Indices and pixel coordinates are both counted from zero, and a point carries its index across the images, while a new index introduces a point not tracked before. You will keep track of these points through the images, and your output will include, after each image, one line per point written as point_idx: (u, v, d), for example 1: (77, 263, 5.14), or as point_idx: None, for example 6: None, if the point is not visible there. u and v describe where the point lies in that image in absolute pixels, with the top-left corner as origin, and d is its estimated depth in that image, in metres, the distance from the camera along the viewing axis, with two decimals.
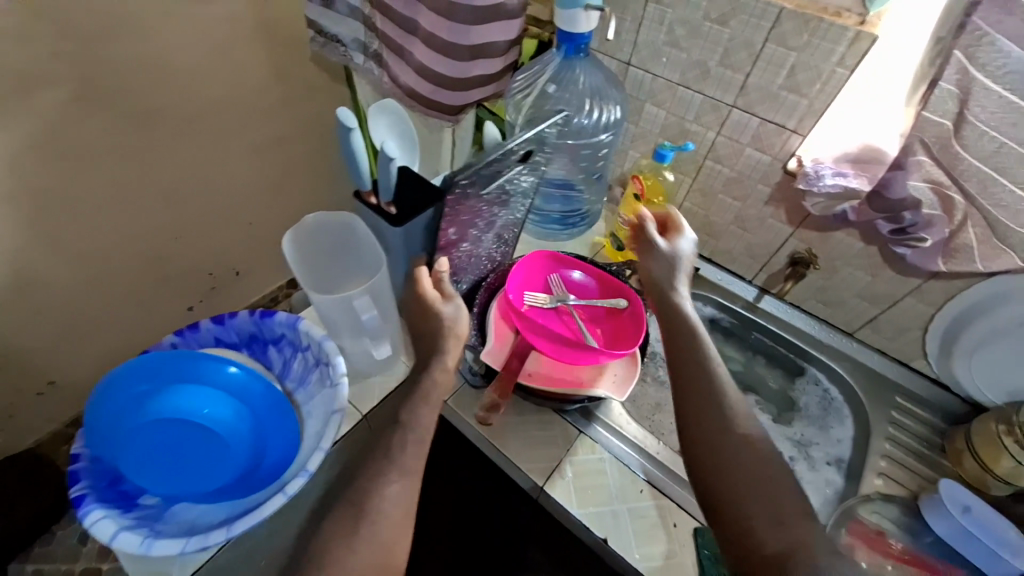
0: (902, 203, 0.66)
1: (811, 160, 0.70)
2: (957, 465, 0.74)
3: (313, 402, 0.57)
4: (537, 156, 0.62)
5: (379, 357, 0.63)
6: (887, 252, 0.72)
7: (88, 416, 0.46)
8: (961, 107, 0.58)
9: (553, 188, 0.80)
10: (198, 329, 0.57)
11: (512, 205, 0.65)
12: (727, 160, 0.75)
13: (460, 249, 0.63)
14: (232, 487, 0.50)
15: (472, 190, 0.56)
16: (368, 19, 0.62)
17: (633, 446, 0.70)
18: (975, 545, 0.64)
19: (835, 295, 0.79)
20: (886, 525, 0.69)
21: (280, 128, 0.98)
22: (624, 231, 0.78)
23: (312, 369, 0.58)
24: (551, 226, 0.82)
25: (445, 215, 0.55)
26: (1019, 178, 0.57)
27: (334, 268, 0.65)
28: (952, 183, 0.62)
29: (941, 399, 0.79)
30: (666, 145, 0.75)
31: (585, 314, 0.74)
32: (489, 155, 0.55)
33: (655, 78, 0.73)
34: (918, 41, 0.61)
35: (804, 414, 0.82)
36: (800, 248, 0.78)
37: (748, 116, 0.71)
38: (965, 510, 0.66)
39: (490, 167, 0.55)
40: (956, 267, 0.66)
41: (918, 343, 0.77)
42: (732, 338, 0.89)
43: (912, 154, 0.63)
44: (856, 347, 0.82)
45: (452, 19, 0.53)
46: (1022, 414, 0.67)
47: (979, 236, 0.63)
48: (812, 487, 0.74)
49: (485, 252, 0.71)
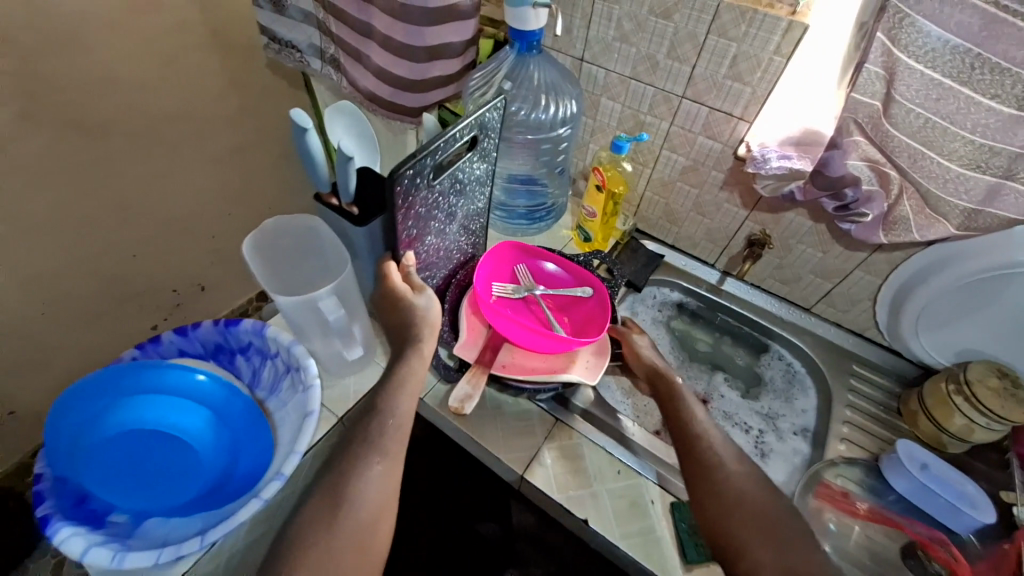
0: (842, 180, 0.67)
1: (757, 146, 0.73)
2: (913, 426, 0.78)
3: (285, 409, 0.63)
4: (483, 142, 0.63)
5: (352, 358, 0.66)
6: (835, 229, 0.76)
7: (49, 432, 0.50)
8: (888, 87, 0.59)
9: (518, 183, 0.91)
10: (160, 342, 0.62)
11: (469, 194, 0.68)
12: (681, 149, 0.82)
13: (425, 242, 0.65)
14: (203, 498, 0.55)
15: (419, 180, 0.56)
16: (322, 23, 0.95)
17: (603, 429, 0.73)
18: (935, 498, 0.67)
19: (792, 272, 0.85)
20: (850, 487, 0.72)
21: (261, 123, 1.26)
22: (588, 224, 0.89)
23: (285, 371, 0.64)
24: (519, 222, 0.93)
25: (399, 210, 0.55)
26: (945, 151, 0.58)
27: (297, 270, 0.67)
28: (887, 160, 0.64)
29: (896, 364, 0.84)
30: (623, 137, 0.78)
31: (552, 303, 0.78)
32: (431, 142, 0.55)
33: (608, 73, 0.81)
34: (838, 31, 0.63)
35: (770, 387, 0.86)
36: (755, 229, 0.84)
37: (697, 106, 0.76)
38: (921, 466, 0.69)
39: (434, 153, 0.55)
40: (896, 238, 0.69)
41: (869, 313, 0.82)
42: (699, 321, 0.94)
43: (848, 134, 0.64)
44: (814, 322, 0.88)
45: (404, 22, 0.79)
46: (969, 372, 0.71)
47: (914, 208, 0.65)
48: (782, 457, 0.78)
49: (454, 244, 0.74)
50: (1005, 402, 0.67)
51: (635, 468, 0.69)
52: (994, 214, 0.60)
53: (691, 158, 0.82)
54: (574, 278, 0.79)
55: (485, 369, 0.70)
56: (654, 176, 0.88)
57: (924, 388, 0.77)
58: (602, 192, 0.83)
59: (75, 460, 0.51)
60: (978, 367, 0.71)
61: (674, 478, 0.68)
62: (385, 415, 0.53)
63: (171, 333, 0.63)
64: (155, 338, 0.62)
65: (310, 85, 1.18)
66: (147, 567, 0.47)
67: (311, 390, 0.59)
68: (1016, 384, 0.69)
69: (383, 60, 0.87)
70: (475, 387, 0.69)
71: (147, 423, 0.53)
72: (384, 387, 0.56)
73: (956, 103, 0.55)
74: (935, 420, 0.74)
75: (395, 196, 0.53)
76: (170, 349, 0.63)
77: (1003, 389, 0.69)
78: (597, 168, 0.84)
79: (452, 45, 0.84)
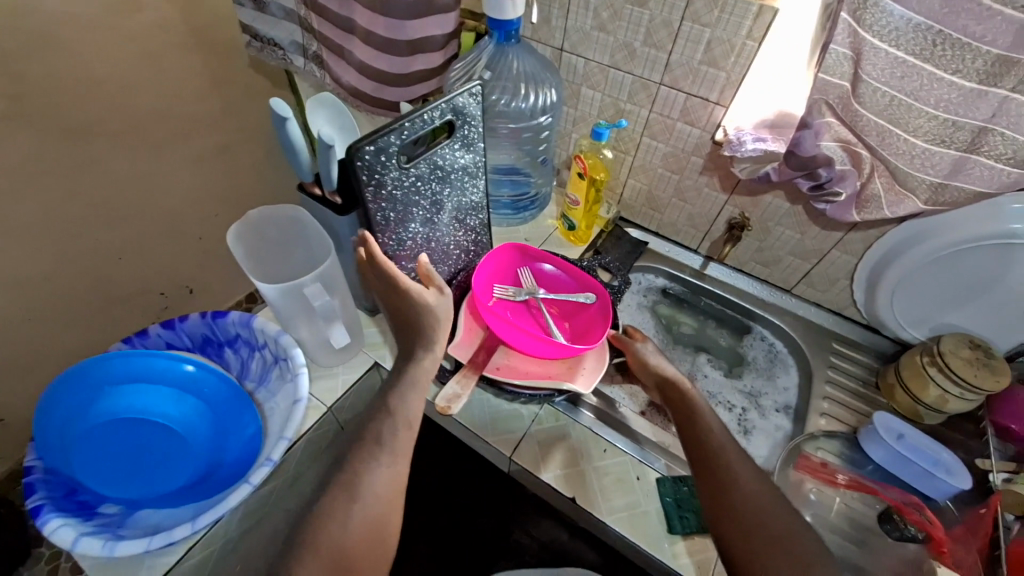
0: (815, 160, 0.69)
1: (733, 129, 0.74)
2: (891, 399, 0.80)
3: (274, 397, 0.63)
4: (463, 129, 0.63)
5: (338, 344, 0.63)
6: (811, 210, 0.78)
7: (37, 421, 0.50)
8: (855, 68, 0.60)
9: (502, 174, 0.92)
10: (147, 335, 0.63)
11: (456, 184, 0.67)
12: (661, 136, 0.83)
13: (410, 229, 0.63)
14: (194, 486, 0.56)
15: (387, 158, 0.55)
16: (303, 19, 0.95)
17: (592, 411, 0.75)
18: (911, 465, 0.70)
19: (772, 253, 0.87)
20: (830, 459, 0.74)
21: (246, 121, 1.26)
22: (572, 212, 0.89)
23: (273, 362, 0.64)
24: (505, 212, 0.94)
25: (367, 186, 0.55)
26: (911, 128, 0.60)
27: (283, 261, 0.68)
28: (859, 140, 0.66)
29: (873, 341, 0.87)
30: (603, 124, 0.79)
31: (553, 307, 0.78)
32: (404, 120, 0.56)
33: (588, 62, 0.82)
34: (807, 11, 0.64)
35: (753, 366, 0.88)
36: (735, 213, 0.85)
37: (674, 92, 0.77)
38: (899, 435, 0.71)
39: (405, 131, 0.55)
40: (869, 216, 0.71)
41: (846, 292, 0.84)
42: (683, 305, 0.96)
43: (819, 115, 0.65)
44: (794, 303, 0.90)
45: (387, 15, 0.79)
46: (941, 343, 0.73)
47: (885, 185, 0.67)
48: (765, 433, 0.80)
49: (451, 240, 0.71)
50: (977, 370, 0.69)
51: (622, 448, 0.70)
52: (960, 188, 0.62)
53: (670, 144, 0.83)
54: (575, 281, 0.79)
55: (478, 370, 0.67)
56: (636, 163, 0.90)
57: (901, 362, 0.79)
58: (584, 179, 0.84)
59: (65, 450, 0.52)
60: (951, 338, 0.74)
61: (656, 457, 0.70)
62: (398, 417, 0.54)
63: (158, 327, 0.63)
64: (142, 332, 0.63)
65: (293, 82, 1.19)
66: (139, 553, 0.48)
67: (299, 378, 0.59)
68: (988, 355, 0.71)
69: (366, 56, 0.87)
70: (461, 389, 0.65)
71: (135, 410, 0.55)
72: (396, 386, 0.56)
73: (919, 80, 0.57)
74: (911, 393, 0.76)
75: (357, 170, 0.53)
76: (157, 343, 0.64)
77: (974, 359, 0.71)
78: (579, 156, 0.85)
79: (433, 38, 0.85)
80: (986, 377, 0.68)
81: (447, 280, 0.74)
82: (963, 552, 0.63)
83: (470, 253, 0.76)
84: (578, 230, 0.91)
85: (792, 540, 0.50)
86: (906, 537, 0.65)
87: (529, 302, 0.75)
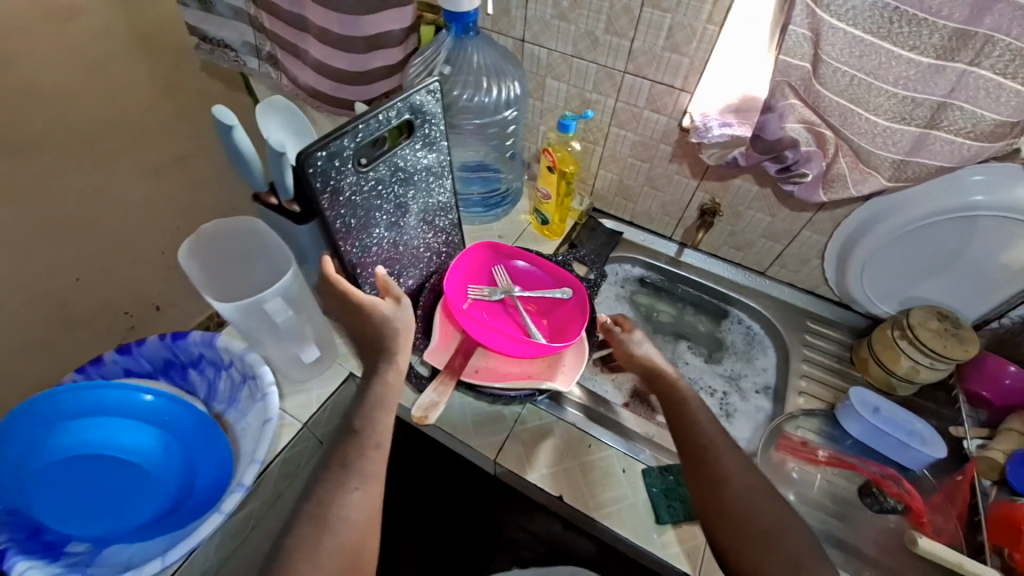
0: (781, 143, 0.68)
1: (700, 115, 0.74)
2: (864, 373, 0.81)
3: (245, 418, 0.60)
4: (423, 128, 0.61)
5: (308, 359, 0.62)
6: (780, 192, 0.79)
7: None
8: (815, 49, 0.60)
9: (471, 171, 0.90)
10: (102, 362, 0.60)
11: (420, 185, 0.64)
12: (628, 125, 0.82)
13: (374, 234, 0.61)
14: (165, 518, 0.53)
15: (342, 162, 0.53)
16: (253, 19, 0.91)
17: (575, 406, 0.74)
18: (885, 436, 0.72)
19: (745, 237, 0.87)
20: (809, 437, 0.75)
21: None
22: (545, 206, 0.88)
23: (241, 381, 0.61)
24: (476, 210, 0.92)
25: (323, 192, 0.52)
26: (871, 106, 0.61)
27: (242, 274, 0.65)
28: (823, 120, 0.66)
29: (847, 317, 0.88)
30: (569, 115, 0.78)
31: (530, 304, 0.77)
32: (357, 122, 0.53)
33: (551, 53, 0.80)
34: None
35: (732, 350, 0.89)
36: (706, 198, 0.85)
37: (639, 80, 0.76)
38: (873, 409, 0.73)
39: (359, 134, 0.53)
40: (835, 195, 0.71)
41: (818, 271, 0.85)
42: (662, 294, 0.96)
43: (783, 97, 0.65)
44: (768, 285, 0.91)
45: (341, 11, 0.77)
46: (910, 316, 0.74)
47: (850, 164, 0.67)
48: (747, 416, 0.81)
49: (419, 242, 0.69)
50: (946, 342, 0.70)
51: (606, 442, 0.70)
52: (922, 163, 0.63)
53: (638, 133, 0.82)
54: (550, 276, 0.78)
55: (456, 376, 0.66)
56: (606, 154, 0.89)
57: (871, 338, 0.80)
58: (554, 173, 0.83)
59: (24, 490, 0.49)
60: (919, 310, 0.75)
61: (641, 447, 0.70)
62: (365, 441, 0.52)
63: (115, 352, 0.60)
64: (96, 360, 0.59)
65: (249, 85, 1.14)
66: None
67: (268, 398, 0.57)
68: (955, 324, 0.73)
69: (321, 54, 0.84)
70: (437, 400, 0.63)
71: (93, 444, 0.52)
72: (370, 404, 0.54)
73: (879, 58, 0.57)
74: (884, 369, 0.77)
75: (309, 177, 0.50)
76: (115, 370, 0.61)
77: (940, 330, 0.72)
78: (546, 149, 0.84)
79: (391, 33, 0.82)
80: (954, 347, 0.70)
81: (418, 284, 0.72)
82: (943, 519, 0.64)
83: (441, 255, 0.74)
84: (552, 224, 0.90)
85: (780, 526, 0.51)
86: (884, 508, 0.67)
87: (505, 301, 0.74)
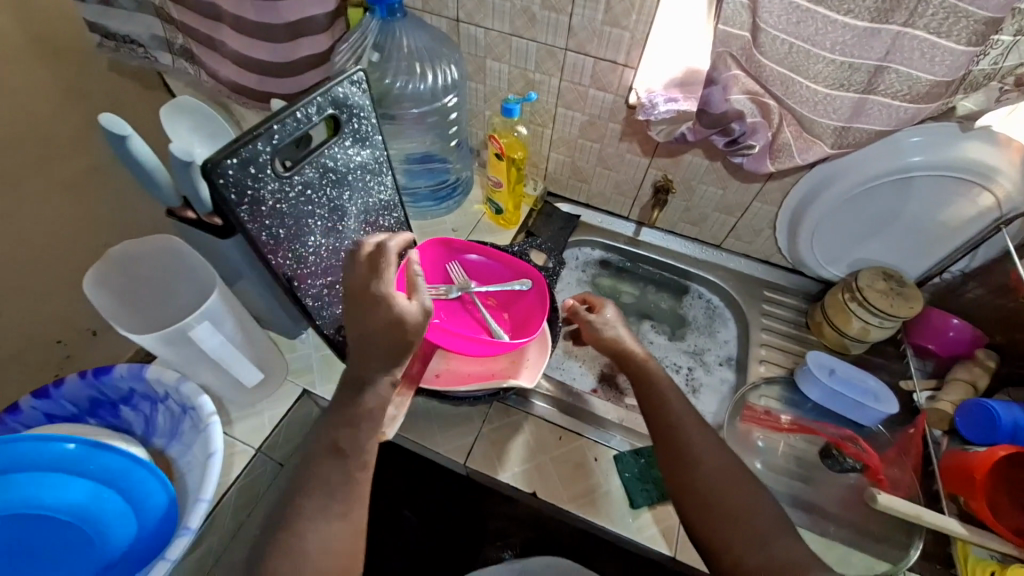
0: (726, 116, 0.68)
1: (645, 92, 0.72)
2: (819, 336, 0.84)
3: (189, 453, 0.55)
4: (350, 122, 0.57)
5: (249, 383, 0.60)
6: (730, 165, 0.78)
7: None
8: (753, 17, 0.59)
9: (416, 163, 0.86)
10: (20, 410, 0.54)
11: (355, 185, 0.60)
12: (575, 105, 0.80)
13: (310, 244, 0.55)
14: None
15: (259, 168, 0.48)
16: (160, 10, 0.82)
17: (545, 399, 0.72)
18: (841, 398, 0.74)
19: (699, 212, 0.87)
20: (772, 405, 0.76)
21: None
22: (497, 194, 0.85)
23: (180, 414, 0.56)
24: (427, 204, 0.88)
25: (240, 203, 0.47)
26: (811, 74, 0.60)
27: (166, 299, 0.59)
28: (766, 90, 0.65)
29: (800, 283, 0.89)
30: (512, 99, 0.75)
31: (489, 299, 0.75)
32: (271, 122, 0.49)
33: (488, 32, 0.76)
34: None
35: (694, 325, 0.90)
36: (658, 176, 0.84)
37: (582, 57, 0.73)
38: (828, 371, 0.75)
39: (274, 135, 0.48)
40: (783, 165, 0.71)
41: (771, 241, 0.86)
42: (623, 275, 0.96)
43: (726, 68, 0.64)
44: (724, 257, 0.92)
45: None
46: (859, 280, 0.77)
47: (794, 134, 0.67)
48: (712, 389, 0.82)
49: (365, 245, 0.64)
50: (892, 301, 0.75)
51: (576, 431, 0.69)
52: (863, 129, 0.63)
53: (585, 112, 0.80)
54: (508, 269, 0.74)
55: (415, 386, 0.63)
56: (555, 136, 0.87)
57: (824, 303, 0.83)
58: (502, 160, 0.80)
59: None
60: (868, 271, 0.79)
61: (611, 432, 0.70)
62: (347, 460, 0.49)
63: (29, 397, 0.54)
64: (12, 408, 0.54)
65: (165, 83, 1.03)
66: None
67: (209, 429, 0.53)
68: (899, 284, 0.77)
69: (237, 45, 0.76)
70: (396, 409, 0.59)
71: (12, 507, 0.46)
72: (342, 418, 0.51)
73: (815, 24, 0.56)
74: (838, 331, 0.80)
75: (219, 189, 0.45)
76: (33, 416, 0.55)
77: (886, 289, 0.76)
78: (493, 136, 0.80)
79: (314, 18, 0.75)
80: (901, 304, 0.74)
81: None
82: (899, 472, 0.68)
83: None
84: (506, 213, 0.87)
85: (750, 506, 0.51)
86: (844, 468, 0.70)
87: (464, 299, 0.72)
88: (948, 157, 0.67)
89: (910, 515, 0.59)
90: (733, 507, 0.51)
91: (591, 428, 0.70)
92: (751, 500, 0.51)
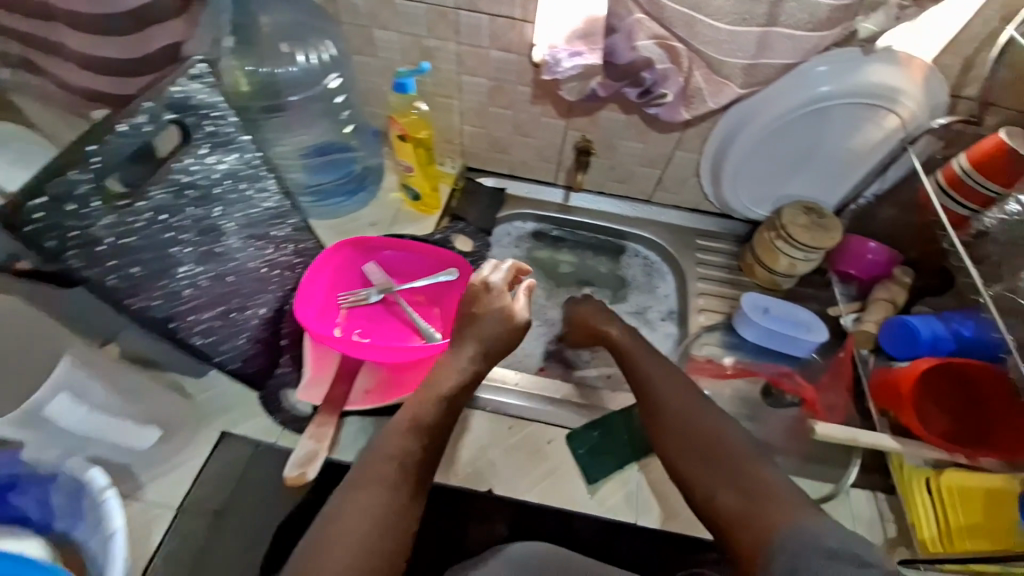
0: (635, 66, 0.64)
1: (546, 49, 0.65)
2: (751, 276, 0.84)
3: (95, 537, 0.48)
4: (198, 129, 0.50)
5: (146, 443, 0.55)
6: (646, 116, 0.75)
7: None
8: None
9: (317, 157, 0.77)
10: None
11: (225, 199, 0.53)
12: (478, 70, 0.73)
13: (178, 275, 0.49)
14: None
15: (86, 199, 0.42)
16: None
17: (489, 390, 0.68)
18: (776, 335, 0.76)
19: (625, 168, 0.84)
20: (714, 352, 0.78)
21: None
22: (412, 179, 0.79)
23: (77, 492, 0.48)
24: (335, 200, 0.80)
25: (68, 243, 0.41)
26: (712, 12, 0.57)
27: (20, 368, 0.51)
28: (671, 33, 0.60)
29: (730, 227, 0.88)
30: (405, 73, 0.69)
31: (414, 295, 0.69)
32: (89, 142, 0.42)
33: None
34: None
35: (634, 285, 0.88)
36: (577, 138, 0.80)
37: (476, 16, 0.67)
38: (763, 310, 0.76)
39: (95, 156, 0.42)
40: (697, 113, 0.68)
41: (698, 189, 0.84)
42: (560, 243, 0.90)
43: (628, 13, 0.60)
44: (655, 210, 0.89)
45: None
46: (783, 216, 0.77)
47: (705, 78, 0.63)
48: (656, 345, 0.81)
49: (256, 263, 0.58)
50: (814, 234, 0.75)
51: (525, 416, 0.67)
52: (771, 65, 0.61)
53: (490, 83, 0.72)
54: (432, 259, 0.70)
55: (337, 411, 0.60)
56: (464, 107, 0.79)
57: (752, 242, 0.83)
58: (407, 143, 0.75)
59: None
60: (786, 207, 0.78)
61: (560, 411, 0.68)
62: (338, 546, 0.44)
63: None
64: None
65: None
66: None
67: (105, 506, 0.46)
68: (820, 216, 0.77)
69: (62, 36, 0.59)
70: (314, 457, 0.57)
71: None
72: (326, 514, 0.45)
73: None
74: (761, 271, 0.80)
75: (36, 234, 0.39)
76: None
77: (801, 225, 0.76)
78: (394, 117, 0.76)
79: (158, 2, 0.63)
80: (814, 238, 0.74)
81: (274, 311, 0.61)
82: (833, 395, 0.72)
83: (293, 269, 0.64)
84: (426, 198, 0.81)
85: (727, 453, 0.53)
86: (783, 403, 0.73)
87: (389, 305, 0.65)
88: (854, 84, 0.67)
89: (847, 441, 0.61)
90: (714, 456, 0.53)
91: (540, 411, 0.68)
92: (728, 444, 0.54)
